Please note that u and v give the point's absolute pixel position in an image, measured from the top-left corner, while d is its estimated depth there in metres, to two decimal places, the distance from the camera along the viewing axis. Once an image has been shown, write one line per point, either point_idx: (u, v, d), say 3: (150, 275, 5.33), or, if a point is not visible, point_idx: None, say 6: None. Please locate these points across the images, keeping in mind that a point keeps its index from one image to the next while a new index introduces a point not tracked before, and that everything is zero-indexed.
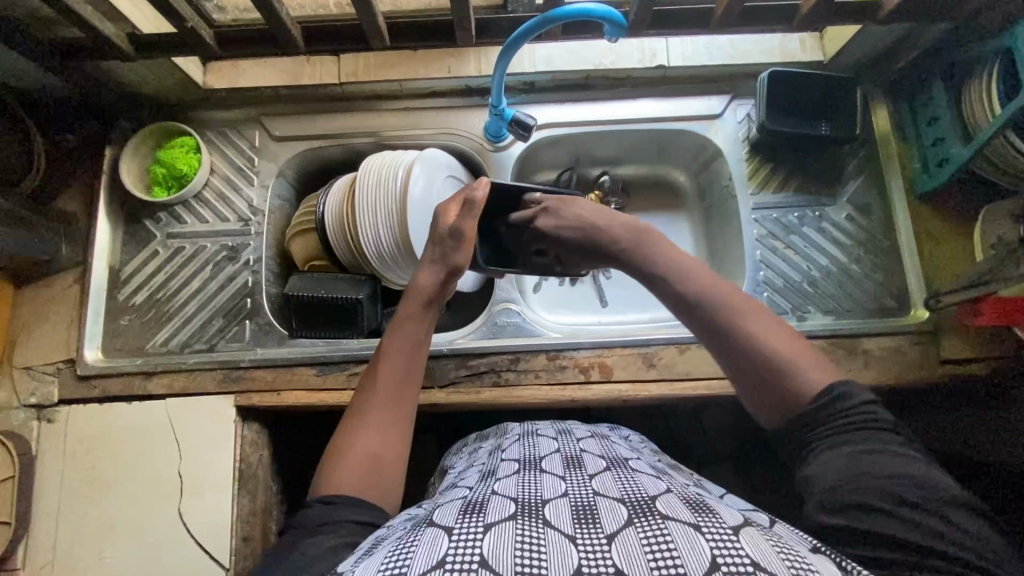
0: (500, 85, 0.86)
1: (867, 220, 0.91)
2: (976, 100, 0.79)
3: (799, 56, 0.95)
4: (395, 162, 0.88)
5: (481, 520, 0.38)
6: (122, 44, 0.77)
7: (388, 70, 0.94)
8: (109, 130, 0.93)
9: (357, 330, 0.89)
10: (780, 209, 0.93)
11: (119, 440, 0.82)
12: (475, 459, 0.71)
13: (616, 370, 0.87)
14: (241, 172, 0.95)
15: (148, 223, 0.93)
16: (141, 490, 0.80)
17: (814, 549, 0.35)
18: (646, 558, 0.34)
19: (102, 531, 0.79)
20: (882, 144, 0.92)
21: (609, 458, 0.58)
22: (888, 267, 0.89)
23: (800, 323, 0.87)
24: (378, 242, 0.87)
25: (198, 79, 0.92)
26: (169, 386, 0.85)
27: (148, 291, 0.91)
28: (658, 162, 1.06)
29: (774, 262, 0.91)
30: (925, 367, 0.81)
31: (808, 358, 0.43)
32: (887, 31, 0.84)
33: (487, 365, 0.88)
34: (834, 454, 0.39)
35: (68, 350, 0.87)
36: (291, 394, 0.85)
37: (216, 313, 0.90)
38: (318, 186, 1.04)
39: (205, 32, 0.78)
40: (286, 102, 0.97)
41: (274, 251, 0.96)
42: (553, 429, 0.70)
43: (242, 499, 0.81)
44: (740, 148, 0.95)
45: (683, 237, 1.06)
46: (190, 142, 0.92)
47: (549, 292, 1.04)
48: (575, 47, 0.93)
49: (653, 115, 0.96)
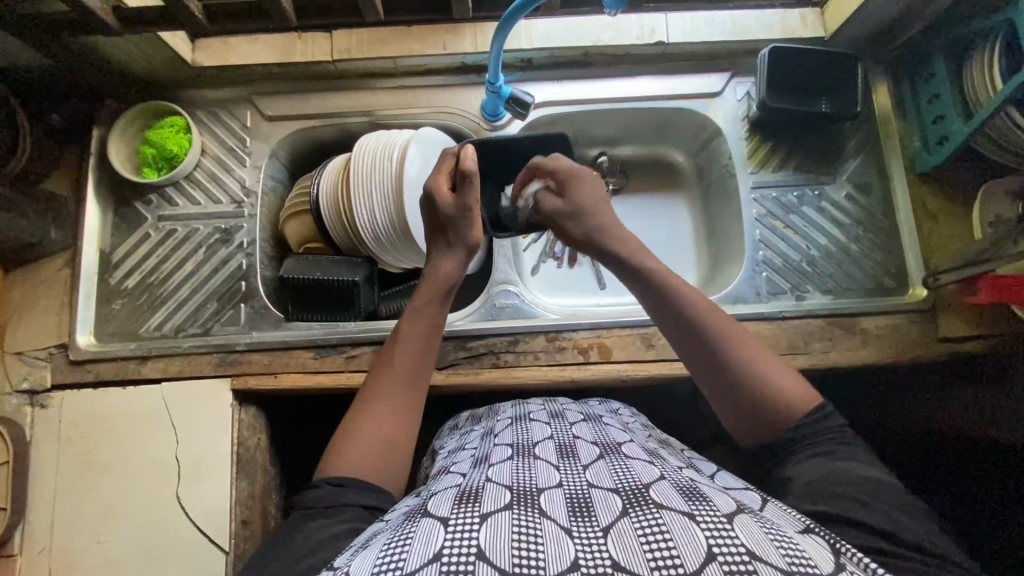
0: (497, 61, 0.84)
1: (867, 200, 0.90)
2: (979, 80, 0.78)
3: (800, 32, 0.93)
4: (391, 141, 0.87)
5: (476, 510, 0.37)
6: (106, 16, 0.74)
7: (383, 46, 0.91)
8: (96, 110, 0.91)
9: (354, 312, 0.88)
10: (780, 188, 0.92)
11: (115, 425, 0.81)
12: (467, 442, 0.71)
13: (615, 351, 0.87)
14: (232, 153, 0.93)
15: (139, 205, 0.91)
16: (138, 475, 0.79)
17: (804, 538, 0.36)
18: (642, 547, 0.34)
19: (100, 516, 0.78)
20: (882, 122, 0.91)
21: (602, 444, 0.58)
22: (886, 246, 0.89)
23: (800, 302, 0.86)
24: (374, 222, 0.85)
25: (186, 56, 0.89)
26: (164, 370, 0.84)
27: (140, 274, 0.89)
28: (657, 142, 1.04)
29: (773, 241, 0.90)
30: (921, 344, 0.81)
31: (790, 383, 0.48)
32: (890, 6, 0.82)
33: (486, 348, 0.88)
34: (802, 457, 0.45)
35: (60, 335, 0.86)
36: (287, 377, 0.84)
37: (210, 296, 0.88)
38: (311, 167, 1.02)
39: (193, 4, 0.76)
40: (277, 81, 0.94)
41: (268, 233, 0.94)
42: (547, 413, 0.70)
43: (240, 482, 0.80)
44: (741, 127, 0.94)
45: (682, 218, 1.05)
46: (180, 122, 0.90)
47: (547, 274, 1.03)
48: (574, 22, 0.91)
49: (653, 93, 0.94)
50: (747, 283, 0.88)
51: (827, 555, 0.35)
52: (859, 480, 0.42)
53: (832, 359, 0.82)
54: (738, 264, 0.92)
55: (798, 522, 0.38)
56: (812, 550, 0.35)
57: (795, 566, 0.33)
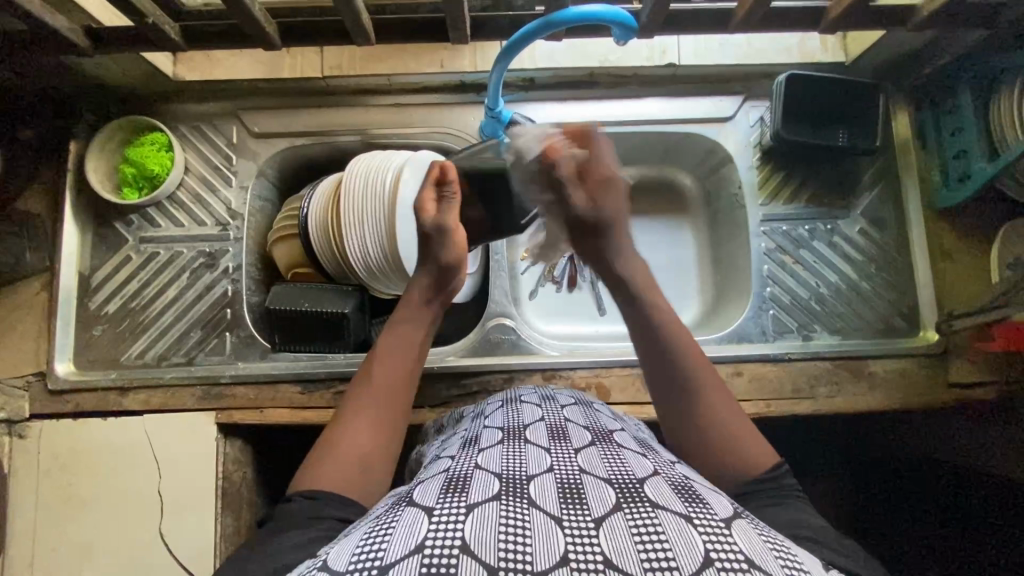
0: (497, 85, 0.78)
1: (880, 235, 0.87)
2: (1014, 118, 0.74)
3: (819, 57, 0.88)
4: (385, 163, 0.80)
5: (463, 500, 0.38)
6: (78, 37, 0.69)
7: (377, 62, 0.87)
8: (72, 123, 0.85)
9: (344, 345, 0.84)
10: (791, 221, 0.88)
11: (94, 460, 0.77)
12: (457, 427, 0.67)
13: (614, 393, 0.83)
14: (217, 171, 0.87)
15: (119, 225, 0.86)
16: (118, 512, 0.76)
17: (796, 549, 0.38)
18: (636, 548, 0.35)
19: (79, 552, 0.75)
20: (901, 151, 0.87)
21: (594, 430, 0.54)
22: (898, 285, 0.86)
23: (806, 343, 0.84)
24: (365, 252, 0.80)
25: (168, 70, 0.84)
26: (146, 402, 0.81)
27: (121, 300, 0.85)
28: (663, 163, 0.98)
29: (783, 278, 0.86)
30: (932, 390, 0.80)
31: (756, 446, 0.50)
32: (912, 38, 0.78)
33: (480, 386, 0.84)
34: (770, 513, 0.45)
35: (37, 364, 0.82)
36: (273, 412, 0.81)
37: (194, 324, 0.84)
38: (300, 186, 0.96)
39: (170, 26, 0.71)
40: (265, 97, 0.89)
41: (255, 257, 0.89)
42: (536, 395, 0.64)
43: (225, 519, 0.78)
44: (751, 154, 0.89)
45: (687, 244, 0.99)
46: (161, 139, 0.84)
47: (545, 299, 0.97)
48: (580, 44, 0.86)
49: (659, 117, 0.89)
50: (752, 321, 0.85)
51: (822, 571, 0.37)
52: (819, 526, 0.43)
53: (838, 404, 0.80)
54: (743, 299, 0.88)
55: (765, 538, 0.38)
56: (808, 563, 0.37)
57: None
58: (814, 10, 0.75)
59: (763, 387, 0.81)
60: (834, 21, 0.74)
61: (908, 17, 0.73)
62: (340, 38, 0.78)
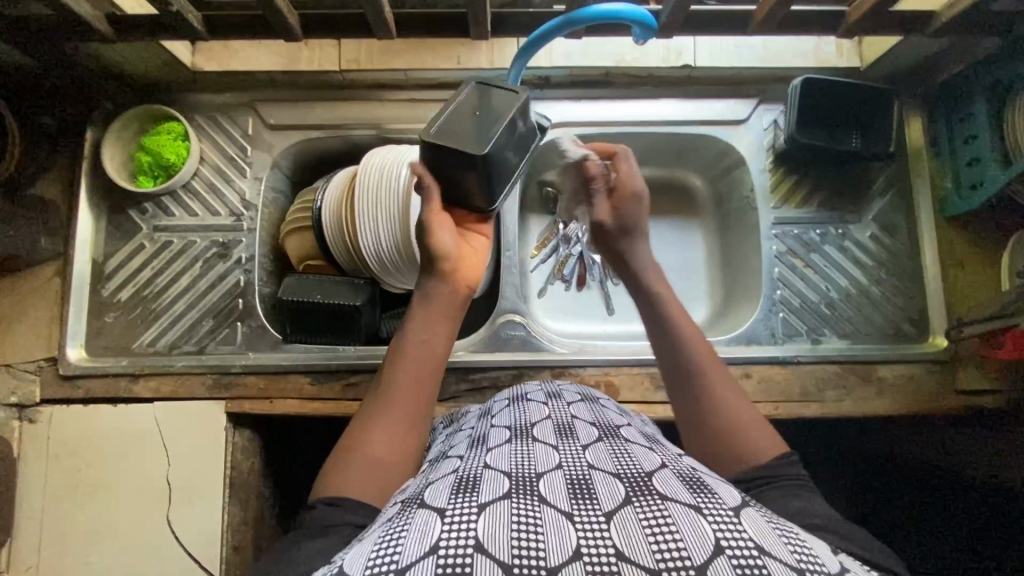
0: (515, 82, 0.77)
1: (891, 241, 0.87)
2: None
3: (834, 61, 0.89)
4: (399, 157, 0.81)
5: (475, 499, 0.38)
6: (102, 25, 0.70)
7: (394, 57, 0.87)
8: (89, 111, 0.85)
9: (355, 336, 0.84)
10: (802, 225, 0.88)
11: (105, 446, 0.77)
12: (467, 425, 0.67)
13: (622, 391, 0.84)
14: (232, 162, 0.88)
15: (133, 214, 0.86)
16: (128, 499, 0.76)
17: (807, 538, 0.38)
18: (647, 539, 0.35)
19: (87, 537, 0.76)
20: (914, 158, 0.88)
21: (601, 426, 0.54)
22: (908, 290, 0.86)
23: (814, 346, 0.84)
24: (378, 247, 0.80)
25: (186, 60, 0.84)
26: (157, 390, 0.81)
27: (133, 288, 0.85)
28: (674, 165, 0.98)
29: (792, 281, 0.87)
30: (940, 396, 0.81)
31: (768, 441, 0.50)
32: (929, 45, 0.79)
33: (490, 381, 0.84)
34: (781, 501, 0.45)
35: (49, 349, 0.82)
36: (283, 402, 0.81)
37: (206, 313, 0.84)
38: (313, 179, 0.97)
39: (193, 16, 0.71)
40: (282, 89, 0.89)
41: (268, 249, 0.89)
42: (545, 393, 0.65)
43: (233, 508, 0.78)
44: (764, 157, 0.89)
45: (696, 245, 0.99)
46: (178, 128, 0.84)
47: (554, 297, 0.98)
48: (597, 40, 0.87)
49: (673, 118, 0.89)
50: (761, 324, 0.85)
51: (833, 557, 0.37)
52: (831, 509, 0.43)
53: (846, 408, 0.81)
54: (752, 301, 0.89)
55: (773, 525, 0.38)
56: (818, 548, 0.37)
57: (802, 563, 0.34)
58: (832, 14, 0.75)
59: (771, 389, 0.81)
60: (853, 26, 0.74)
61: (925, 23, 0.73)
62: (359, 32, 0.78)
